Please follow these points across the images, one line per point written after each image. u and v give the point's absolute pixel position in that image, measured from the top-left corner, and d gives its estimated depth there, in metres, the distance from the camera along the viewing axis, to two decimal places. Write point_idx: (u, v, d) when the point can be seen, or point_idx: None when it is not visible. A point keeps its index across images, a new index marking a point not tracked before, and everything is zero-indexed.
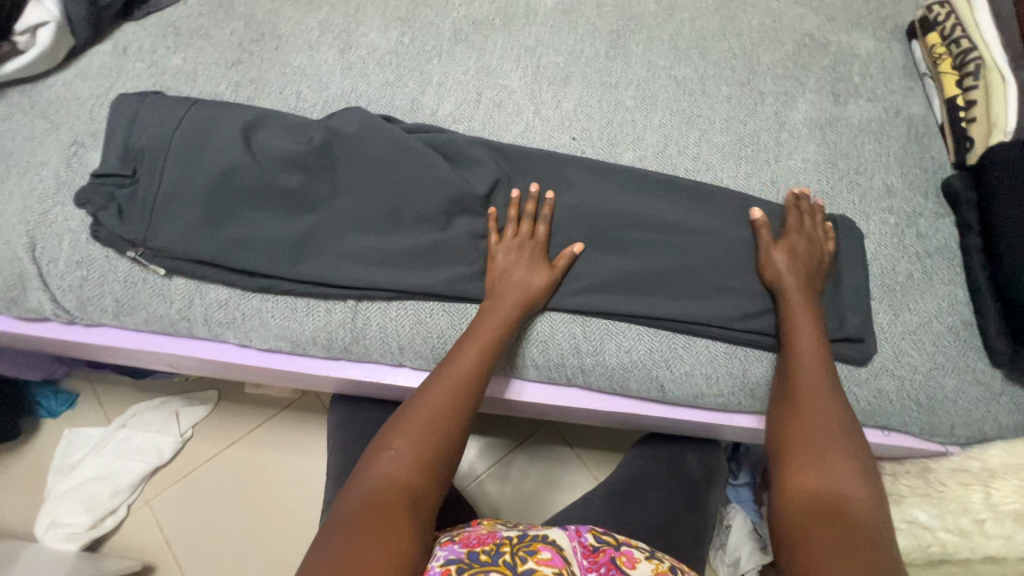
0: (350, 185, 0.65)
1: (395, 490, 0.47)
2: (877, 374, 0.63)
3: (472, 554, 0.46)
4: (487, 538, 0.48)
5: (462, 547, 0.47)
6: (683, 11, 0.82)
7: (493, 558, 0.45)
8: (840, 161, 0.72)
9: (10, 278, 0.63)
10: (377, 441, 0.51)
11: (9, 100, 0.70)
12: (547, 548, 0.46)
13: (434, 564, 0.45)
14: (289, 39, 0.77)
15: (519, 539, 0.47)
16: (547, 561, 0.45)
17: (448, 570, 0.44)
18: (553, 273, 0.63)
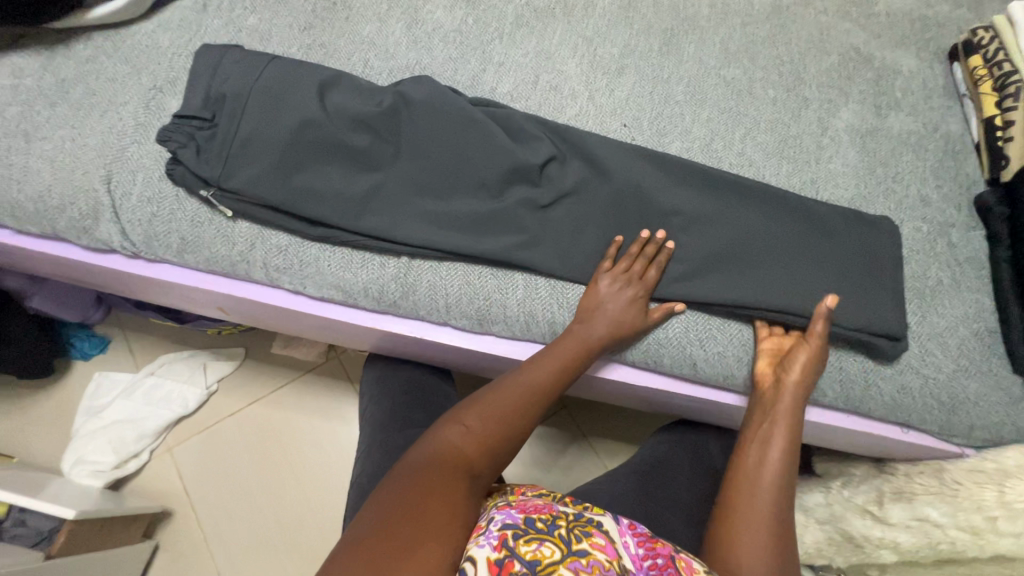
0: (414, 148, 0.68)
1: (457, 459, 0.51)
2: (901, 371, 0.65)
3: (528, 521, 0.45)
4: (543, 508, 0.48)
5: (520, 512, 0.47)
6: (735, 17, 0.86)
7: (549, 528, 0.45)
8: (878, 169, 0.75)
9: (83, 208, 0.67)
10: (449, 416, 0.57)
11: (94, 44, 0.74)
12: (602, 534, 0.46)
13: (491, 527, 0.45)
14: (359, 10, 0.81)
15: (575, 517, 0.47)
16: (600, 547, 0.44)
17: (504, 533, 0.44)
18: (647, 320, 0.65)
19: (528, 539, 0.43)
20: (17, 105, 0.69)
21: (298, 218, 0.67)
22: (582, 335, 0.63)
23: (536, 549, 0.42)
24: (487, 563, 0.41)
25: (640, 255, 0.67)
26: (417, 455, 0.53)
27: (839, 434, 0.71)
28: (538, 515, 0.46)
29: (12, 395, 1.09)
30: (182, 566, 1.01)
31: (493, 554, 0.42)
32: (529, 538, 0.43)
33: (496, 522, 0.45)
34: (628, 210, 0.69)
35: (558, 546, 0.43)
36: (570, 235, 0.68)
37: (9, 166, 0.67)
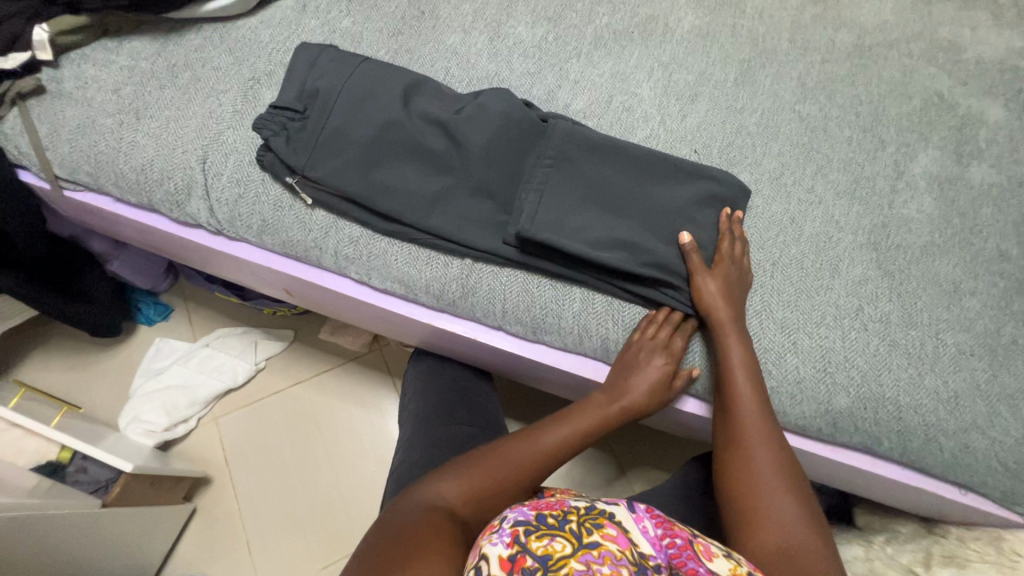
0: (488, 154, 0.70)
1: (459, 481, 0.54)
2: (966, 429, 0.63)
3: (540, 517, 0.45)
4: (555, 504, 0.48)
5: (530, 509, 0.46)
6: (814, 54, 0.86)
7: (560, 523, 0.45)
8: (955, 219, 0.73)
9: (179, 184, 0.72)
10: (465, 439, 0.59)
11: (203, 35, 0.80)
12: (613, 525, 0.46)
13: (503, 521, 0.45)
14: (446, 21, 0.85)
15: (586, 510, 0.47)
16: (612, 538, 0.44)
17: (516, 532, 0.43)
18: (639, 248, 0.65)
19: (539, 535, 0.43)
20: (131, 85, 0.76)
21: (372, 212, 0.70)
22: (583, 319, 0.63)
23: (548, 545, 0.43)
24: (500, 561, 0.41)
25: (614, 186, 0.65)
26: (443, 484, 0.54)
27: (890, 487, 0.69)
28: (549, 511, 0.46)
29: (81, 351, 1.16)
30: (215, 533, 1.05)
31: (505, 551, 0.42)
32: (540, 534, 0.43)
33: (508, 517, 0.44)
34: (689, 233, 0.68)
35: (569, 542, 0.43)
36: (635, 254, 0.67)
37: (118, 139, 0.73)
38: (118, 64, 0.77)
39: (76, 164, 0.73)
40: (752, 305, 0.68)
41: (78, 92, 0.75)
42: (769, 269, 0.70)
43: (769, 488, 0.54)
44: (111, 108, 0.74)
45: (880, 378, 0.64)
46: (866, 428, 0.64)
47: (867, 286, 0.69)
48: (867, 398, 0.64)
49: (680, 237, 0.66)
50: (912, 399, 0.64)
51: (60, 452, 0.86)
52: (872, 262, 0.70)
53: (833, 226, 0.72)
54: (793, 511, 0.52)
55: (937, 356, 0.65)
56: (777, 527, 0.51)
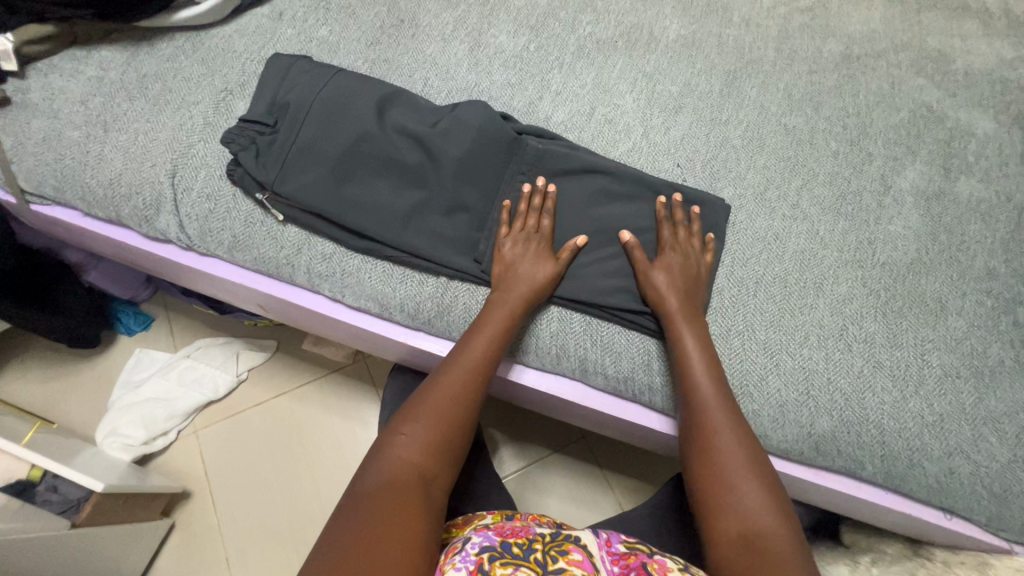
0: (462, 169, 0.68)
1: (411, 474, 0.52)
2: (951, 454, 0.61)
3: (505, 544, 0.47)
4: (520, 532, 0.50)
5: (497, 535, 0.49)
6: (801, 64, 0.84)
7: (525, 553, 0.46)
8: (942, 235, 0.72)
9: (147, 198, 0.70)
10: (390, 426, 0.56)
11: (175, 44, 0.78)
12: (578, 551, 0.47)
13: (469, 550, 0.47)
14: (425, 29, 0.83)
15: (552, 538, 0.49)
16: (577, 563, 0.46)
17: (482, 557, 0.45)
18: (558, 265, 0.65)
19: (504, 562, 0.45)
20: (99, 96, 0.74)
21: (345, 229, 0.68)
22: (511, 311, 0.62)
23: (511, 573, 0.43)
24: None
25: (530, 209, 0.67)
26: (365, 480, 0.51)
27: (874, 510, 0.67)
28: (515, 539, 0.48)
29: (58, 362, 1.14)
30: (194, 548, 1.03)
31: None
32: (504, 562, 0.45)
33: (473, 545, 0.46)
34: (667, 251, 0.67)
35: (533, 569, 0.44)
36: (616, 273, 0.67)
37: (85, 152, 0.71)
38: (87, 75, 0.75)
39: (42, 178, 0.71)
40: (733, 325, 0.66)
41: (44, 103, 0.73)
42: (751, 287, 0.68)
43: (731, 478, 0.53)
44: (78, 120, 0.72)
45: (864, 401, 0.63)
46: (849, 452, 0.62)
47: (851, 305, 0.67)
48: (850, 422, 0.62)
49: (623, 237, 0.66)
50: (896, 423, 0.62)
51: (30, 470, 0.82)
52: (857, 280, 0.69)
53: (818, 242, 0.71)
54: (756, 502, 0.52)
55: (923, 377, 0.64)
56: (742, 520, 0.51)
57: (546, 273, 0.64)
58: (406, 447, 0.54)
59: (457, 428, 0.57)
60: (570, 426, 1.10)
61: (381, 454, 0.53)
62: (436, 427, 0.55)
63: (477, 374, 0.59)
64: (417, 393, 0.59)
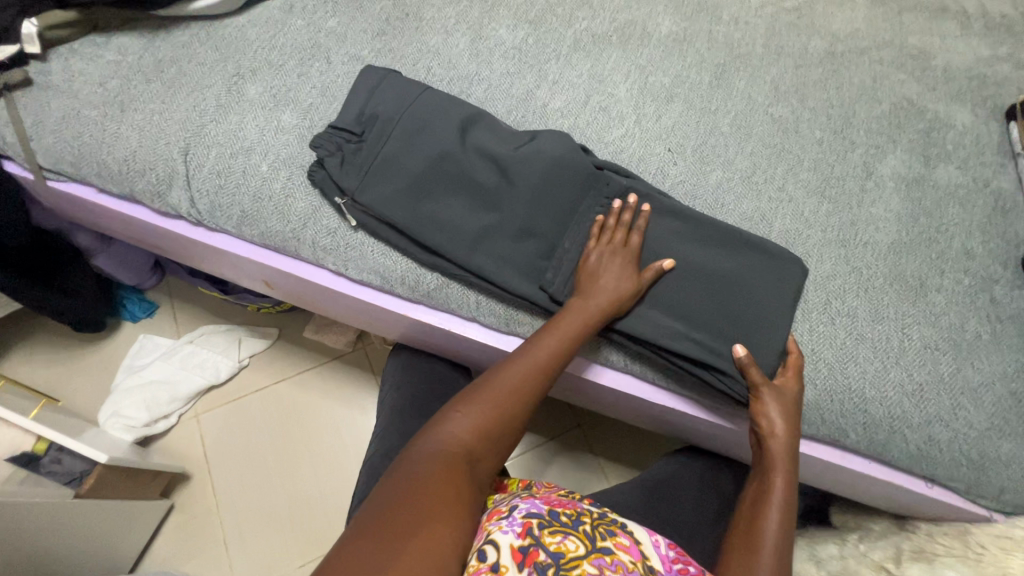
0: (535, 195, 0.69)
1: (460, 452, 0.53)
2: (930, 421, 0.63)
3: (554, 514, 0.53)
4: (568, 504, 0.56)
5: (544, 505, 0.54)
6: (788, 59, 0.88)
7: (575, 525, 0.52)
8: (922, 218, 0.75)
9: (160, 175, 0.73)
10: (450, 404, 0.58)
11: (190, 32, 0.82)
12: (625, 536, 0.53)
13: (516, 514, 0.52)
14: (429, 22, 0.87)
15: (599, 516, 0.55)
16: (623, 546, 0.51)
17: (532, 521, 0.51)
18: (639, 283, 0.65)
19: (553, 531, 0.50)
20: (117, 78, 0.77)
21: (407, 239, 0.69)
22: (585, 320, 0.62)
23: (560, 542, 0.49)
24: (512, 547, 0.48)
25: (618, 224, 0.68)
26: (419, 448, 0.53)
27: (859, 481, 0.69)
28: (562, 511, 0.54)
29: (63, 346, 1.16)
30: (194, 529, 1.04)
31: (518, 539, 0.49)
32: (553, 530, 0.50)
33: (522, 511, 0.52)
34: (740, 306, 0.66)
35: (581, 541, 0.50)
36: (680, 318, 0.66)
37: (103, 130, 0.74)
38: (105, 58, 0.78)
39: (60, 155, 0.74)
40: None
41: (64, 84, 0.76)
42: None
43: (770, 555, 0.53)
44: (96, 101, 0.76)
45: (847, 371, 0.65)
46: (832, 421, 0.65)
47: (834, 281, 0.70)
48: (833, 390, 0.65)
49: (736, 352, 0.62)
50: (877, 392, 0.64)
51: (36, 443, 0.85)
52: (840, 258, 0.72)
53: (803, 223, 0.74)
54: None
55: (903, 349, 0.66)
56: None
57: (626, 289, 0.64)
58: (461, 426, 0.55)
59: (512, 424, 0.57)
60: (566, 414, 1.12)
61: (437, 426, 0.55)
62: (493, 412, 0.57)
63: (540, 376, 0.60)
64: (482, 378, 0.60)
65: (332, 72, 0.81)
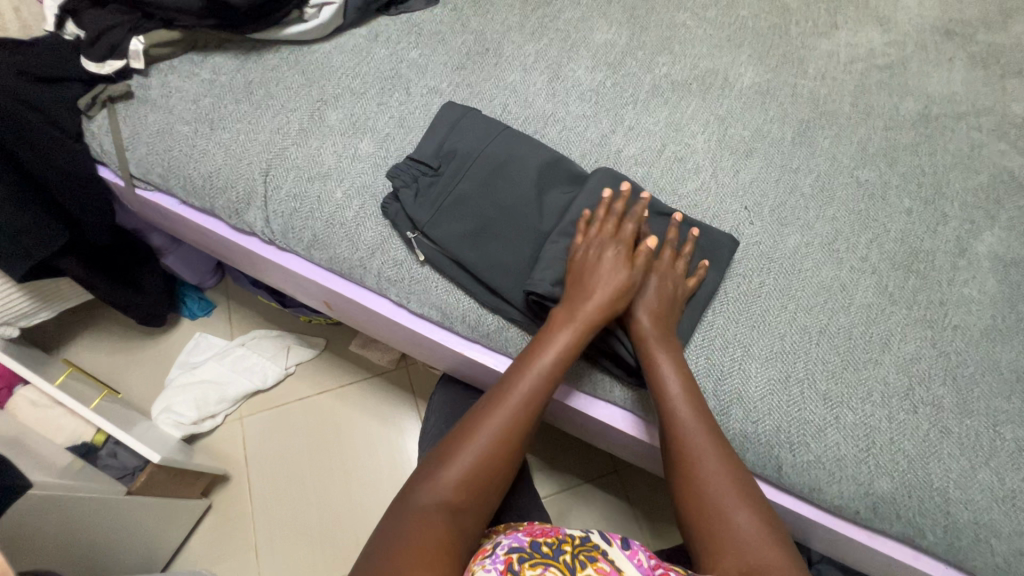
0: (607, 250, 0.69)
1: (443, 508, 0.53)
2: (1023, 533, 0.58)
3: (534, 545, 0.51)
4: (551, 533, 0.53)
5: (527, 536, 0.53)
6: (877, 119, 0.84)
7: (554, 554, 0.50)
8: (1021, 304, 0.69)
9: (240, 193, 0.76)
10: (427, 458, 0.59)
11: (281, 55, 0.85)
12: (607, 560, 0.49)
13: (499, 552, 0.51)
14: (508, 59, 0.87)
15: (581, 542, 0.51)
16: (604, 572, 0.48)
17: (511, 557, 0.49)
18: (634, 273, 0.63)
19: (533, 563, 0.48)
20: (210, 97, 0.81)
21: (479, 283, 0.69)
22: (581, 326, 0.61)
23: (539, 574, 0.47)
24: None
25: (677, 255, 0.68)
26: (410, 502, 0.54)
27: None
28: (544, 539, 0.52)
29: (125, 336, 1.21)
30: (227, 532, 1.06)
31: None
32: (533, 563, 0.48)
33: (503, 548, 0.50)
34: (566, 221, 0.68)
35: (562, 571, 0.48)
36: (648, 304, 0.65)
37: (192, 146, 0.77)
38: (200, 77, 0.82)
39: (150, 166, 0.78)
40: (793, 371, 0.65)
41: (161, 99, 0.80)
42: (814, 335, 0.67)
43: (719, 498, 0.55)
44: (189, 117, 0.79)
45: (928, 466, 0.60)
46: (909, 518, 0.60)
47: (919, 365, 0.65)
48: (912, 486, 0.60)
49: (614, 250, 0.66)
50: (963, 493, 0.59)
51: (96, 434, 0.90)
52: (926, 340, 0.67)
53: (886, 297, 0.70)
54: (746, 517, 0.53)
55: (994, 449, 0.61)
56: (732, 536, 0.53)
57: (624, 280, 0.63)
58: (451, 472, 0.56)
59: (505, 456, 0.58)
60: (603, 458, 1.09)
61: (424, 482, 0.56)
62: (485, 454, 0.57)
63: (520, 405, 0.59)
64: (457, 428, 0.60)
65: (409, 104, 0.82)
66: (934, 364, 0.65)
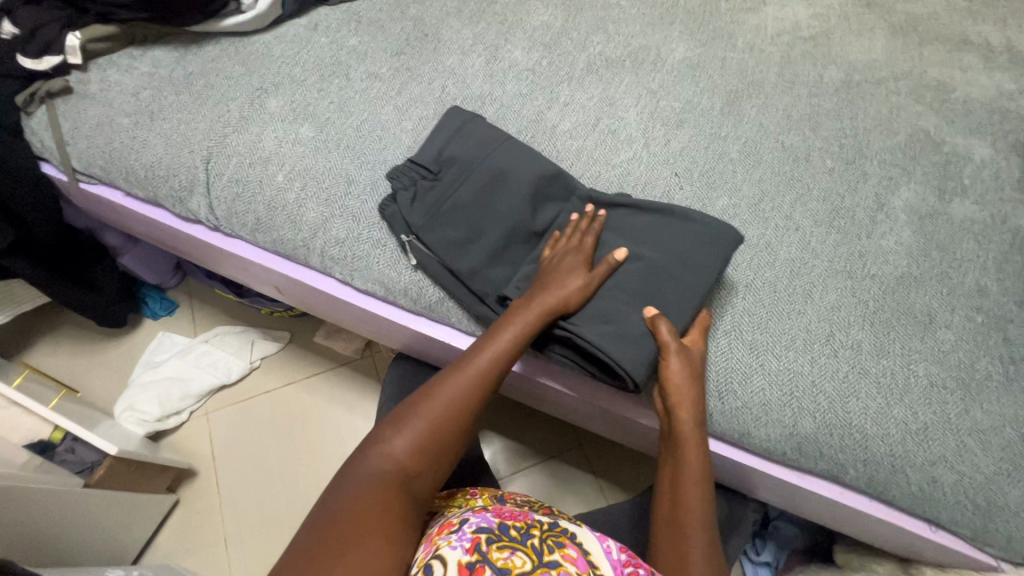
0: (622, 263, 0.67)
1: (400, 467, 0.55)
2: (934, 463, 0.61)
3: (504, 528, 0.53)
4: (520, 516, 0.56)
5: (495, 518, 0.55)
6: (802, 87, 0.88)
7: (522, 539, 0.52)
8: (934, 252, 0.73)
9: (183, 181, 0.77)
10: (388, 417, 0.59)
11: (221, 47, 0.86)
12: (573, 546, 0.52)
13: (466, 528, 0.53)
14: (447, 43, 0.90)
15: (550, 527, 0.54)
16: (571, 558, 0.51)
17: (479, 537, 0.51)
18: (589, 278, 0.64)
19: (500, 546, 0.51)
20: (149, 89, 0.81)
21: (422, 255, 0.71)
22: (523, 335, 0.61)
23: (507, 558, 0.50)
24: (458, 565, 0.49)
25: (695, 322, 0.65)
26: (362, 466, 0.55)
27: (858, 520, 0.67)
28: (513, 523, 0.54)
29: (86, 339, 1.21)
30: (196, 526, 1.06)
31: (465, 556, 0.50)
32: (501, 546, 0.51)
33: (471, 526, 0.52)
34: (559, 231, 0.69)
35: (528, 555, 0.50)
36: None
37: (132, 138, 0.78)
38: (139, 70, 0.83)
39: (92, 159, 0.79)
40: (720, 324, 0.68)
41: (101, 93, 0.81)
42: (741, 290, 0.70)
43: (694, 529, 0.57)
44: (129, 109, 0.80)
45: (847, 405, 0.64)
46: (831, 455, 0.63)
47: (840, 313, 0.69)
48: (833, 425, 0.63)
49: (617, 254, 0.65)
50: (880, 429, 0.63)
51: (53, 432, 0.90)
52: (846, 289, 0.70)
53: (809, 252, 0.73)
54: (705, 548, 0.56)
55: (908, 387, 0.65)
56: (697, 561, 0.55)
57: (577, 286, 0.63)
58: (400, 439, 0.57)
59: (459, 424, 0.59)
60: (566, 433, 1.12)
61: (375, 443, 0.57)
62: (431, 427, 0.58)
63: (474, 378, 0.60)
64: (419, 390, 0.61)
65: (350, 89, 0.84)
66: (853, 312, 0.69)
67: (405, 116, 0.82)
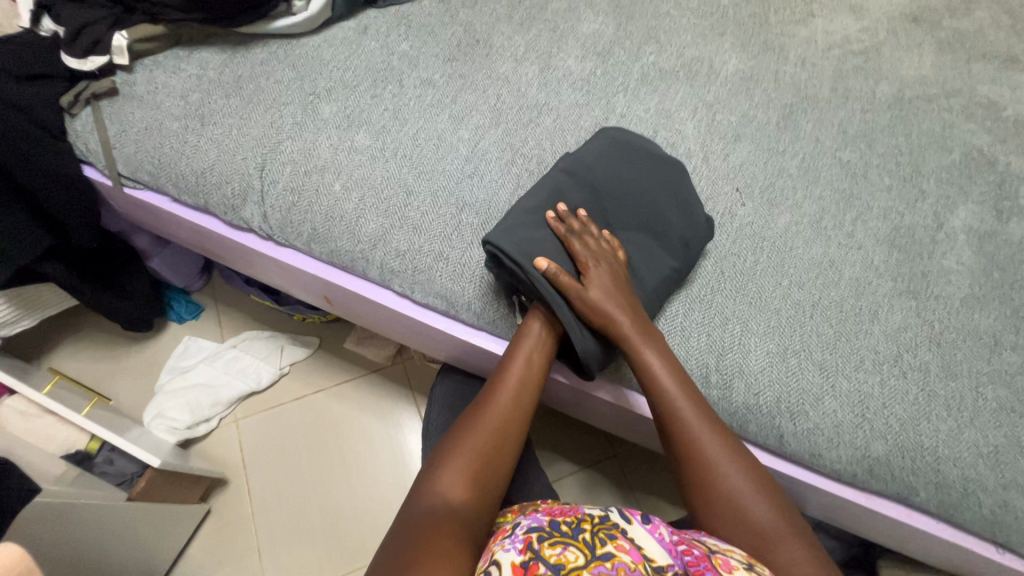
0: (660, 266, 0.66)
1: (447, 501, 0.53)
2: (1006, 486, 0.62)
3: (554, 524, 0.48)
4: (571, 513, 0.51)
5: (546, 517, 0.50)
6: (855, 102, 0.88)
7: (574, 533, 0.47)
8: (995, 272, 0.74)
9: (236, 188, 0.75)
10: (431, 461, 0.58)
11: (269, 50, 0.84)
12: (627, 539, 0.47)
13: (517, 531, 0.48)
14: (499, 50, 0.88)
15: (601, 520, 0.49)
16: (625, 549, 0.46)
17: (530, 536, 0.47)
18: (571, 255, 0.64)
19: (553, 542, 0.46)
20: (198, 92, 0.79)
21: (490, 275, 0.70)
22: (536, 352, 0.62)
23: (560, 554, 0.45)
24: (512, 567, 0.44)
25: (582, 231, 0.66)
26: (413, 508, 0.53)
27: (922, 540, 0.68)
28: (564, 519, 0.49)
29: (110, 342, 1.18)
30: (228, 535, 1.04)
31: (517, 557, 0.45)
32: (553, 542, 0.46)
33: (522, 527, 0.48)
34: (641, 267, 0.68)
35: (581, 550, 0.45)
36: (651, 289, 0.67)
37: (182, 142, 0.76)
38: (187, 72, 0.81)
39: (140, 164, 0.77)
40: (790, 344, 0.68)
41: (148, 95, 0.79)
42: (808, 309, 0.70)
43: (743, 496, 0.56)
44: (178, 113, 0.78)
45: (919, 428, 0.64)
46: (903, 478, 0.63)
47: (906, 333, 0.69)
48: (905, 447, 0.63)
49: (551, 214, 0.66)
50: (951, 452, 0.63)
51: (89, 442, 0.88)
52: (911, 309, 0.70)
53: (872, 271, 0.73)
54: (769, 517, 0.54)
55: (977, 409, 0.65)
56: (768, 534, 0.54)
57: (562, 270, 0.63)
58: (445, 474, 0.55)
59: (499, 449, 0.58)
60: (602, 443, 1.11)
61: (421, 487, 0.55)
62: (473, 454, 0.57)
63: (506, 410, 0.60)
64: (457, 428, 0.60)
65: (403, 96, 0.82)
66: (919, 332, 0.69)
67: (461, 125, 0.80)
